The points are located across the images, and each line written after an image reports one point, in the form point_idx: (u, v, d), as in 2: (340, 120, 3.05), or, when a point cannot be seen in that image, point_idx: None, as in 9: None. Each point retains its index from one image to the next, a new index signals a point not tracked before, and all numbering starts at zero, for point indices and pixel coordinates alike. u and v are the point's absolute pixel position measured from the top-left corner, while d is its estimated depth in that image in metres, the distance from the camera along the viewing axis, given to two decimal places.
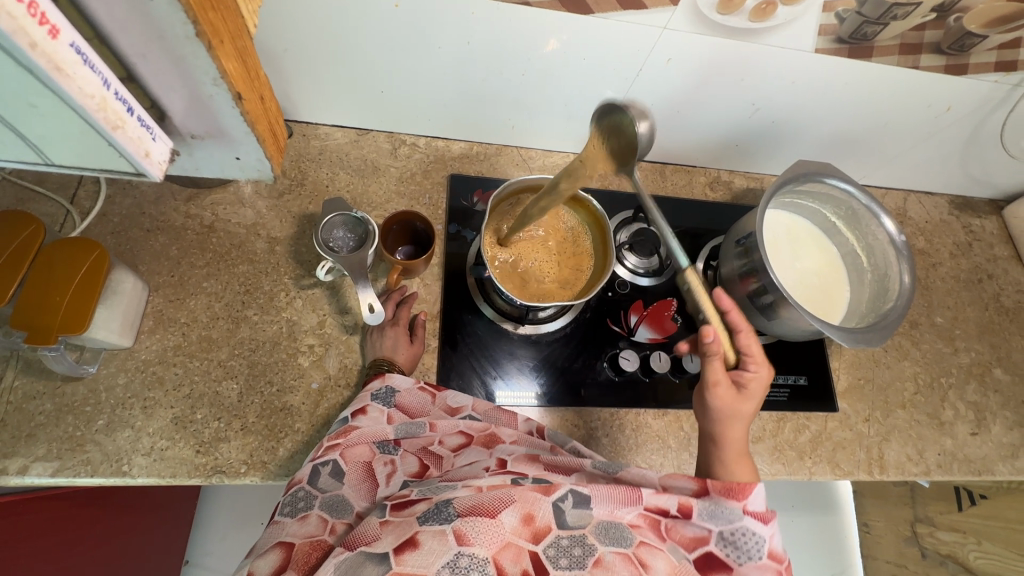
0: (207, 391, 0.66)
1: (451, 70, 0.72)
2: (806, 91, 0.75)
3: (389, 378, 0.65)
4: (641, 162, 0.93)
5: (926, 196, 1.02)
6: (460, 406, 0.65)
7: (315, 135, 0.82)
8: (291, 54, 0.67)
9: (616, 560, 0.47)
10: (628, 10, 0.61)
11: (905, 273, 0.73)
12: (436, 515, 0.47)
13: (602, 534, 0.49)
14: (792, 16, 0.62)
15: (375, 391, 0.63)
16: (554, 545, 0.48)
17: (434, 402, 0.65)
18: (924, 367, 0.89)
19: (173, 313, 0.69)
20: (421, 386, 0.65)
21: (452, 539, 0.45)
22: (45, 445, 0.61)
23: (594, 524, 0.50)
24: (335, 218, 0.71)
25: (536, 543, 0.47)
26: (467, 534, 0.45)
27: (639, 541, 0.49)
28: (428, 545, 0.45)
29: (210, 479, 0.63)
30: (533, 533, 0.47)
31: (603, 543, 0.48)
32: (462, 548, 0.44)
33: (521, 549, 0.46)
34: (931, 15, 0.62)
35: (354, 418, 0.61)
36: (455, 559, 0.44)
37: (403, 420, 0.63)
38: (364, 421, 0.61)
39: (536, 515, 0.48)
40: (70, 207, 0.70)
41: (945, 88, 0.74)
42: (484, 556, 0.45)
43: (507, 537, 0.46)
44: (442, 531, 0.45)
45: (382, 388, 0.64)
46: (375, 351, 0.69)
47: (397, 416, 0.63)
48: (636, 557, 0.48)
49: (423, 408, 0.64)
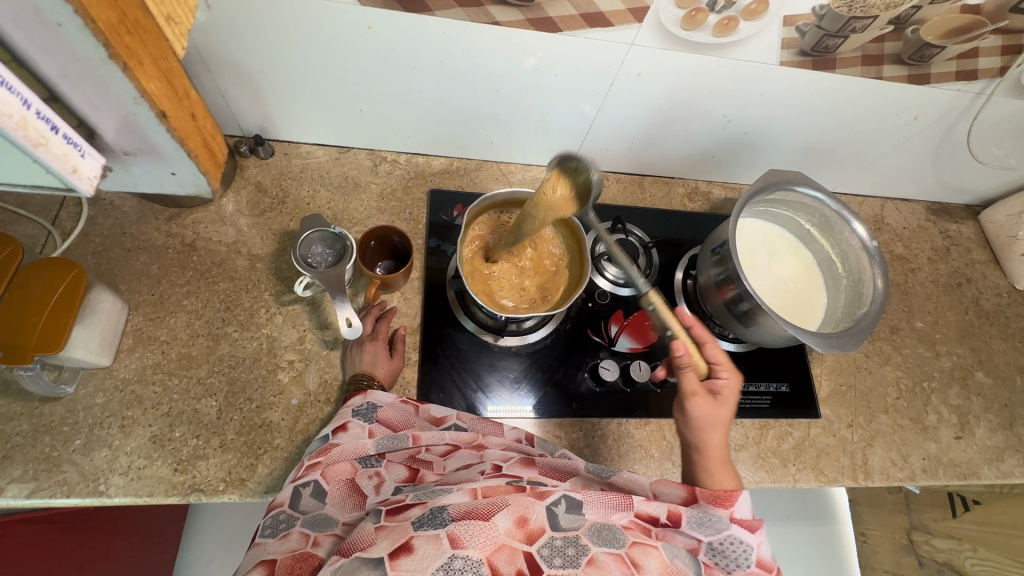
0: (186, 409, 0.66)
1: (427, 89, 0.73)
2: (774, 104, 0.77)
3: (371, 395, 0.65)
4: (619, 174, 0.95)
5: (903, 203, 1.03)
6: (444, 416, 0.66)
7: (297, 154, 0.83)
8: (268, 76, 0.69)
9: (609, 560, 0.47)
10: (595, 28, 0.63)
11: (878, 277, 0.74)
12: (429, 520, 0.46)
13: (595, 535, 0.49)
14: (754, 30, 0.64)
15: (356, 407, 0.63)
16: (548, 546, 0.47)
17: (417, 415, 0.65)
18: (906, 371, 0.89)
19: (153, 331, 0.69)
20: (403, 399, 0.66)
21: (446, 543, 0.44)
22: (21, 467, 0.61)
23: (587, 525, 0.49)
24: (313, 234, 0.72)
25: (530, 544, 0.46)
26: (462, 537, 0.44)
27: (631, 542, 0.49)
28: (423, 548, 0.44)
29: (188, 497, 0.63)
30: (527, 535, 0.47)
31: (596, 543, 0.48)
32: (457, 550, 0.44)
33: (515, 551, 0.45)
34: (889, 27, 0.65)
35: (335, 436, 0.60)
36: (449, 562, 0.43)
37: (385, 434, 0.62)
38: (345, 438, 0.60)
39: (529, 518, 0.48)
40: (52, 228, 0.71)
41: (910, 97, 0.76)
42: (477, 558, 0.44)
43: (501, 539, 0.46)
44: (436, 536, 0.45)
45: (364, 405, 0.64)
46: (355, 365, 0.70)
47: (378, 430, 0.62)
48: (628, 557, 0.48)
49: (407, 420, 0.64)
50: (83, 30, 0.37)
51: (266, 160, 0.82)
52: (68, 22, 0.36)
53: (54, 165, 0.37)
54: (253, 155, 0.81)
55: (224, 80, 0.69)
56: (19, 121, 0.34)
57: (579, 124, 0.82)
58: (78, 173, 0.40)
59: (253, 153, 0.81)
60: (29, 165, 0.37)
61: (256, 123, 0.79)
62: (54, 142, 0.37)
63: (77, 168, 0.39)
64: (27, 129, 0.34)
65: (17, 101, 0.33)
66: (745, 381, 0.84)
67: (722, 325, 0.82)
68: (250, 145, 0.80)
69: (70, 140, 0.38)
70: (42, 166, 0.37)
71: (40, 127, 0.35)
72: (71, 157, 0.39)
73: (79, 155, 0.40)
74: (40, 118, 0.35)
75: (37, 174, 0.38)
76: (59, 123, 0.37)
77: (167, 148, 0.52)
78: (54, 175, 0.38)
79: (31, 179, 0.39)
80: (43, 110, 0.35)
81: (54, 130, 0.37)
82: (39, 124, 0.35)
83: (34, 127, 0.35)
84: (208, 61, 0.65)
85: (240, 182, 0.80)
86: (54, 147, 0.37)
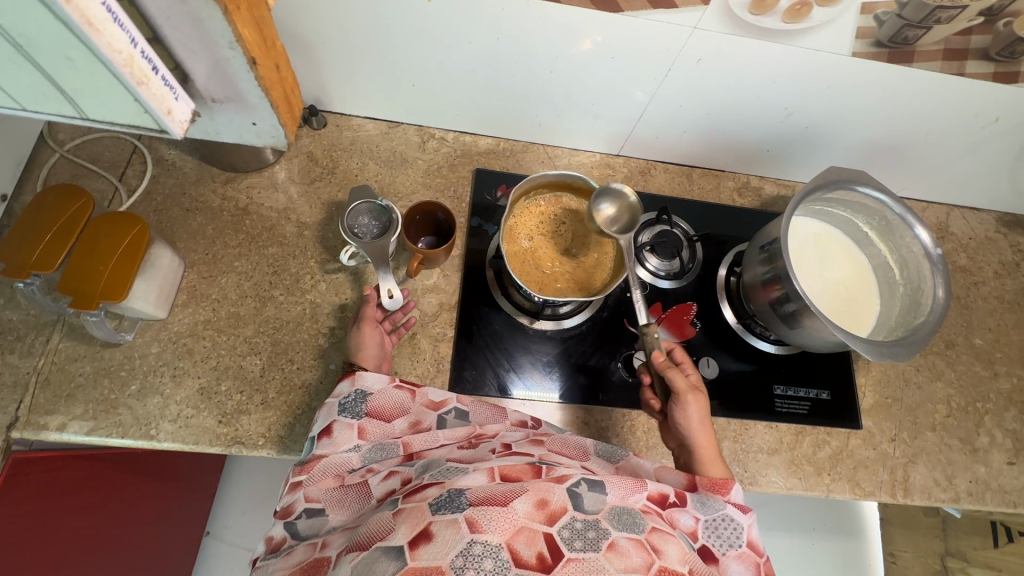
0: (232, 365, 0.69)
1: (480, 65, 0.73)
2: (841, 98, 0.74)
3: (359, 380, 0.62)
4: (668, 165, 0.93)
5: (971, 212, 0.97)
6: (442, 401, 0.65)
7: (348, 126, 0.85)
8: (327, 46, 0.70)
9: (630, 546, 0.46)
10: (659, 9, 0.61)
11: (939, 287, 0.70)
12: (448, 503, 0.46)
13: (614, 519, 0.48)
14: (828, 17, 0.60)
15: (342, 401, 0.61)
16: (569, 527, 0.45)
17: (412, 400, 0.64)
18: (959, 390, 0.85)
19: (206, 289, 0.73)
20: (397, 384, 0.64)
21: (464, 527, 0.43)
22: (82, 405, 0.65)
23: (607, 509, 0.49)
24: (361, 205, 0.74)
25: (551, 524, 0.45)
26: (479, 521, 0.44)
27: (650, 528, 0.48)
28: (442, 535, 0.43)
29: (229, 449, 0.66)
30: (547, 515, 0.46)
31: (616, 528, 0.47)
32: (475, 535, 0.43)
33: (535, 533, 0.44)
34: (979, 18, 0.60)
35: (318, 444, 0.58)
36: (468, 547, 0.42)
37: (377, 427, 0.61)
38: (330, 446, 0.58)
39: (549, 500, 0.47)
40: (119, 184, 0.75)
41: (992, 98, 0.71)
42: (497, 542, 0.43)
43: (520, 523, 0.45)
44: (454, 520, 0.44)
45: (350, 395, 0.61)
46: (366, 344, 0.69)
47: (367, 427, 0.60)
48: (648, 544, 0.46)
49: (402, 406, 0.63)
50: None
51: (319, 130, 0.84)
52: None
53: (151, 104, 0.37)
54: (307, 125, 0.83)
55: (285, 48, 0.71)
56: (126, 59, 0.33)
57: (632, 110, 0.80)
58: (172, 115, 0.39)
59: (307, 123, 0.83)
60: (128, 102, 0.37)
61: (312, 94, 0.81)
62: (154, 83, 0.36)
63: (172, 110, 0.39)
64: (133, 67, 0.34)
65: (126, 38, 0.33)
66: (785, 385, 0.81)
67: (764, 325, 0.80)
68: (305, 115, 0.82)
69: (167, 81, 0.38)
70: (140, 102, 0.37)
71: (143, 65, 0.35)
72: (166, 97, 0.38)
73: (173, 96, 0.39)
74: (142, 56, 0.34)
75: (136, 112, 0.38)
76: (160, 63, 0.36)
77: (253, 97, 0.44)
78: (151, 114, 0.38)
79: (132, 116, 0.39)
80: (147, 49, 0.34)
81: (154, 70, 0.36)
82: (143, 64, 0.35)
83: (138, 65, 0.34)
84: None
85: (294, 151, 0.82)
86: (155, 86, 0.36)
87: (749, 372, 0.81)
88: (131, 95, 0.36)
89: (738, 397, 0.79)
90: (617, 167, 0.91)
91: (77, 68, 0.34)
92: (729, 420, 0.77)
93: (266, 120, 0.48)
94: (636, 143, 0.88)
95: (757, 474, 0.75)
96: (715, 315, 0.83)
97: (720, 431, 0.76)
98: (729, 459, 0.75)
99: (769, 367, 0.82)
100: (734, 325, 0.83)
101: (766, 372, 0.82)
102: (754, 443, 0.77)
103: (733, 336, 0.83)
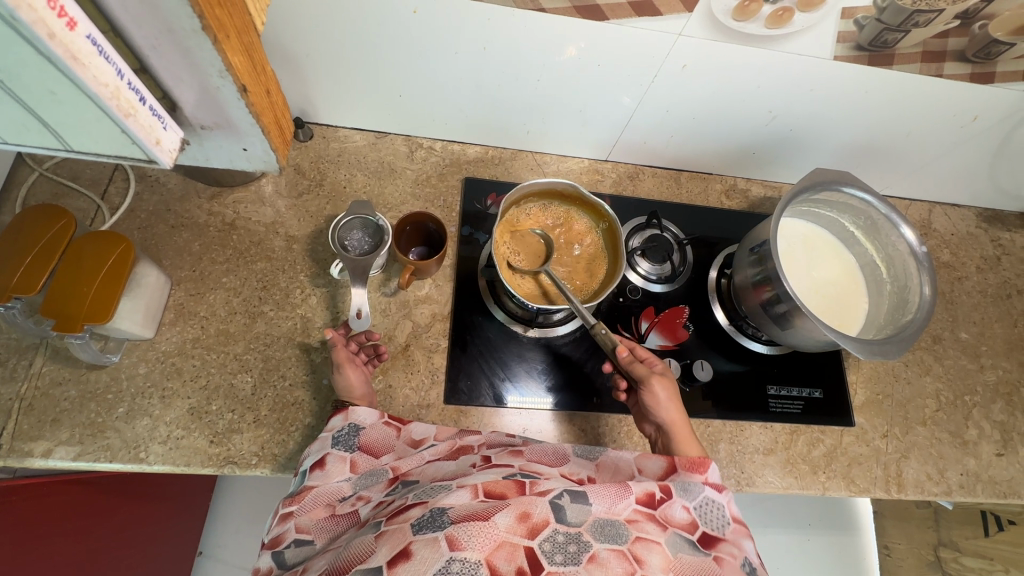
0: (223, 384, 0.68)
1: (465, 75, 0.73)
2: (824, 100, 0.75)
3: (352, 414, 0.62)
4: (656, 169, 0.93)
5: (952, 208, 0.99)
6: (423, 438, 0.64)
7: (335, 138, 0.84)
8: (312, 58, 0.70)
9: (611, 556, 0.46)
10: (643, 16, 0.61)
11: (925, 285, 0.71)
12: (429, 521, 0.46)
13: (597, 531, 0.48)
14: (810, 22, 0.61)
15: (336, 433, 0.60)
16: (550, 541, 0.46)
17: (400, 436, 0.63)
18: (947, 383, 0.86)
19: (194, 307, 0.71)
20: (387, 420, 0.63)
21: (444, 545, 0.43)
22: (68, 430, 0.63)
23: (590, 521, 0.49)
24: (355, 219, 0.73)
25: (532, 539, 0.46)
26: (460, 538, 0.44)
27: (635, 537, 0.48)
28: (420, 553, 0.43)
29: (222, 469, 0.65)
30: (528, 530, 0.46)
31: (599, 539, 0.47)
32: (454, 553, 0.43)
33: (515, 548, 0.45)
34: (955, 21, 0.61)
35: (310, 476, 0.58)
36: (447, 564, 0.42)
37: (369, 461, 0.60)
38: (321, 478, 0.58)
39: (531, 513, 0.47)
40: (101, 202, 0.73)
41: (969, 98, 0.73)
42: (476, 559, 0.43)
43: (500, 538, 0.45)
44: (435, 538, 0.44)
45: (344, 428, 0.61)
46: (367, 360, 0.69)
47: (360, 462, 0.60)
48: (631, 553, 0.47)
49: (391, 442, 0.62)
50: None
51: (305, 142, 0.83)
52: None
53: (141, 136, 0.36)
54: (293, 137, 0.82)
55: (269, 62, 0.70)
56: (113, 92, 0.33)
57: (619, 116, 0.80)
58: (161, 145, 0.39)
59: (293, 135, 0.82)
60: (116, 134, 0.36)
61: (297, 106, 0.80)
62: (142, 114, 0.36)
63: (160, 139, 0.38)
64: (120, 99, 0.33)
65: (113, 71, 0.32)
66: (778, 385, 0.82)
67: (756, 326, 0.80)
68: None
69: (155, 111, 0.37)
70: (128, 135, 0.36)
71: (131, 97, 0.34)
72: (154, 128, 0.38)
73: (162, 126, 0.38)
74: (131, 88, 0.34)
75: (122, 144, 0.37)
76: (147, 94, 0.36)
77: (242, 123, 0.44)
78: (139, 145, 0.38)
79: (117, 149, 0.38)
80: (134, 81, 0.34)
81: (142, 101, 0.35)
82: (130, 94, 0.34)
83: (126, 97, 0.34)
84: None
85: None
86: (142, 118, 0.36)
87: (742, 373, 0.82)
88: (119, 127, 0.35)
89: (732, 398, 0.79)
90: (606, 173, 0.92)
91: (63, 102, 0.33)
92: (724, 422, 0.78)
93: (257, 145, 0.48)
94: (623, 148, 0.89)
95: (754, 475, 0.75)
96: (707, 317, 0.84)
97: (716, 433, 0.77)
98: (725, 461, 0.76)
99: (762, 368, 0.82)
100: (726, 326, 0.84)
101: (759, 372, 0.82)
102: (750, 444, 0.77)
103: (725, 338, 0.83)
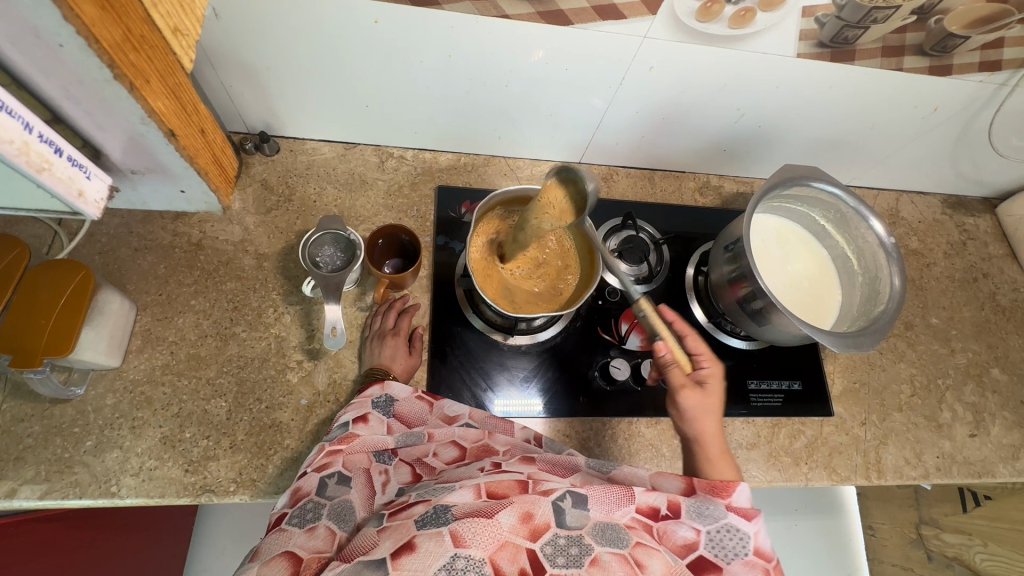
0: (196, 410, 0.66)
1: (432, 82, 0.71)
2: (788, 100, 0.76)
3: (389, 387, 0.64)
4: (630, 169, 0.93)
5: (917, 196, 1.02)
6: (455, 416, 0.65)
7: (303, 151, 0.82)
8: (273, 71, 0.68)
9: (614, 561, 0.45)
10: (608, 20, 0.61)
11: (895, 276, 0.73)
12: (432, 519, 0.45)
13: (597, 534, 0.47)
14: (771, 22, 0.62)
15: (375, 399, 0.63)
16: (552, 544, 0.46)
17: (430, 412, 0.64)
18: (920, 368, 0.88)
19: (162, 332, 0.69)
20: (420, 395, 0.64)
21: (448, 541, 0.43)
22: (33, 468, 0.61)
23: (591, 525, 0.48)
24: (325, 235, 0.72)
25: (534, 541, 0.45)
26: (464, 535, 0.44)
27: (636, 542, 0.47)
28: (424, 546, 0.43)
29: (199, 498, 0.63)
30: (531, 532, 0.46)
31: (601, 544, 0.46)
32: (459, 549, 0.43)
33: (518, 549, 0.45)
34: (912, 17, 0.62)
35: (354, 426, 0.60)
36: (451, 561, 0.42)
37: (403, 431, 0.62)
38: (364, 430, 0.60)
39: (533, 515, 0.47)
40: (57, 228, 0.70)
41: (928, 90, 0.74)
42: (480, 557, 0.43)
43: (503, 537, 0.45)
44: (438, 533, 0.44)
45: (381, 397, 0.63)
46: (372, 359, 0.69)
47: (396, 426, 0.62)
48: (632, 557, 0.46)
49: (421, 417, 0.64)
50: (85, 49, 0.40)
51: (271, 157, 0.81)
52: (69, 43, 0.40)
53: (59, 188, 0.41)
54: (258, 152, 0.80)
55: (229, 76, 0.68)
56: (21, 147, 0.37)
57: (590, 118, 0.80)
58: (84, 194, 0.43)
59: (258, 150, 0.80)
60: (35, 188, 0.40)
61: (261, 120, 0.78)
62: (58, 165, 0.40)
63: (82, 190, 0.43)
64: (29, 154, 0.37)
65: (20, 126, 0.36)
66: (758, 379, 0.83)
67: (734, 323, 0.81)
68: (256, 141, 0.79)
69: (75, 161, 0.42)
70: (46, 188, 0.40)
71: (44, 150, 0.38)
72: (76, 179, 0.42)
73: (84, 176, 0.43)
74: (44, 142, 0.38)
75: (47, 197, 0.42)
76: (62, 145, 0.40)
77: (176, 167, 0.62)
78: (59, 196, 0.42)
79: (42, 201, 0.43)
80: (45, 133, 0.38)
81: (58, 153, 0.39)
82: (43, 148, 0.38)
83: (37, 151, 0.38)
84: (210, 56, 0.64)
85: (246, 180, 0.79)
86: (59, 170, 0.40)
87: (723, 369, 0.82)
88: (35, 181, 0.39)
89: None
90: None
91: None
92: None
93: (187, 183, 0.67)
94: (595, 150, 0.89)
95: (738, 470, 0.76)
96: (686, 316, 0.84)
97: None
98: None
99: (742, 363, 0.83)
100: (705, 323, 0.84)
101: (739, 367, 0.83)
102: (733, 440, 0.78)
103: (704, 335, 0.84)
